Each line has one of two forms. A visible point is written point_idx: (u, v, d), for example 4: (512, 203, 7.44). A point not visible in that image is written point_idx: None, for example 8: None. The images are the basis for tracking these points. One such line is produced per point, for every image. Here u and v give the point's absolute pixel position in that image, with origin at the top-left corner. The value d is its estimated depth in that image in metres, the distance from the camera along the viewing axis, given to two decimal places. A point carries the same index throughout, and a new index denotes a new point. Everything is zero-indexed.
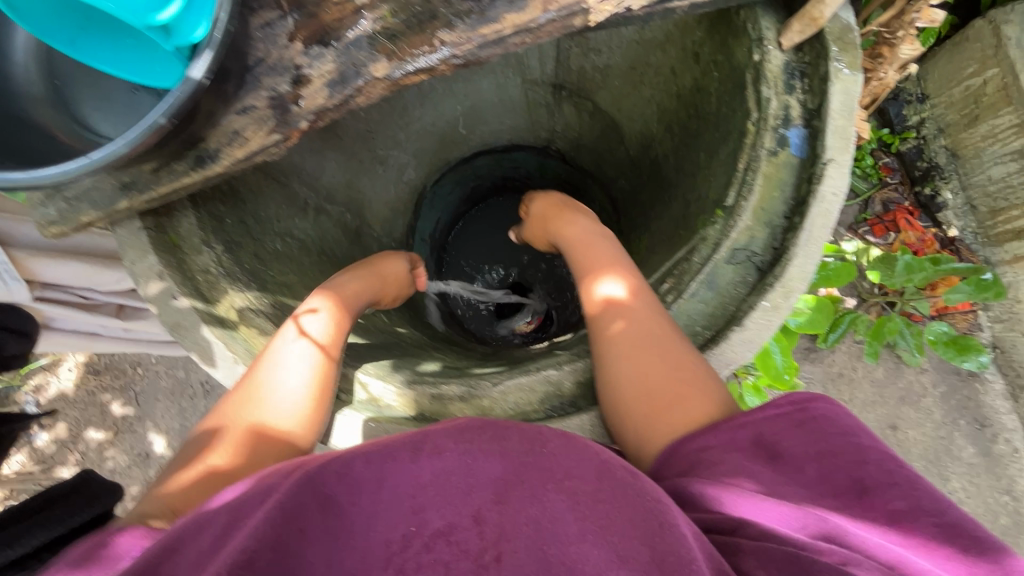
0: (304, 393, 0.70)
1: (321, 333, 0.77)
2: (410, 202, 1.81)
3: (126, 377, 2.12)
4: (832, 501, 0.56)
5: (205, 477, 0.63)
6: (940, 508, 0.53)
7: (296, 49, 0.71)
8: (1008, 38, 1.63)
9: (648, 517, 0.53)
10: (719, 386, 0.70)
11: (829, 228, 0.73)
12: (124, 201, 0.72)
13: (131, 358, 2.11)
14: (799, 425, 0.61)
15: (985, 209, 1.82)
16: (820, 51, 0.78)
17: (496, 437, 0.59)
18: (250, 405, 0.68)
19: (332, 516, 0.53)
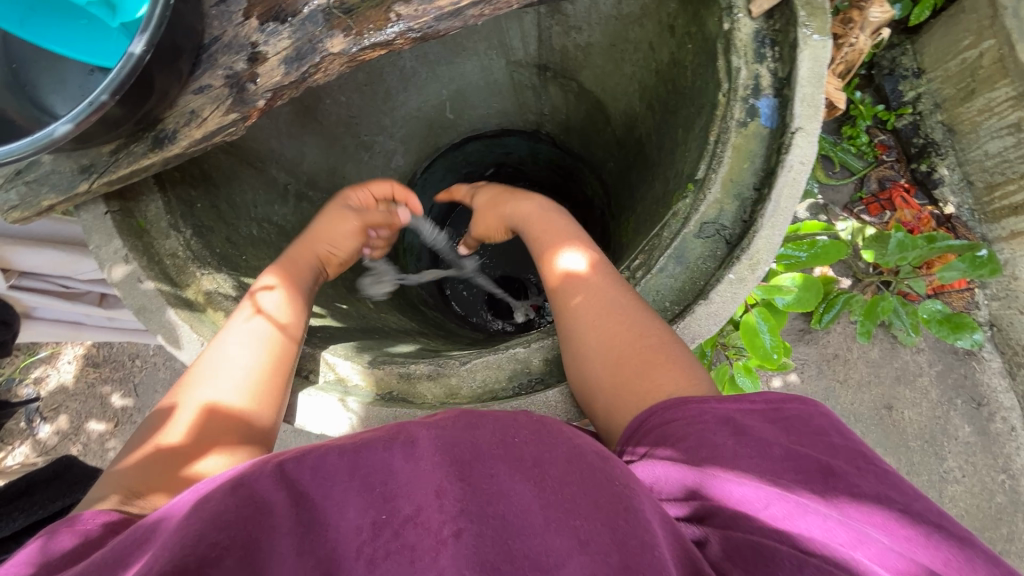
0: (259, 369, 0.70)
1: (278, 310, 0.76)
2: None
3: (124, 369, 2.13)
4: (799, 482, 0.52)
5: (160, 454, 0.63)
6: (906, 497, 0.50)
7: (251, 27, 0.70)
8: (1004, 9, 1.57)
9: (613, 500, 0.50)
10: (683, 356, 0.69)
11: (795, 198, 0.73)
12: (84, 183, 0.71)
13: (128, 350, 2.13)
14: (771, 422, 0.58)
15: (982, 184, 1.79)
16: (789, 18, 0.76)
17: (470, 423, 0.57)
18: (206, 385, 0.68)
19: (304, 508, 0.50)
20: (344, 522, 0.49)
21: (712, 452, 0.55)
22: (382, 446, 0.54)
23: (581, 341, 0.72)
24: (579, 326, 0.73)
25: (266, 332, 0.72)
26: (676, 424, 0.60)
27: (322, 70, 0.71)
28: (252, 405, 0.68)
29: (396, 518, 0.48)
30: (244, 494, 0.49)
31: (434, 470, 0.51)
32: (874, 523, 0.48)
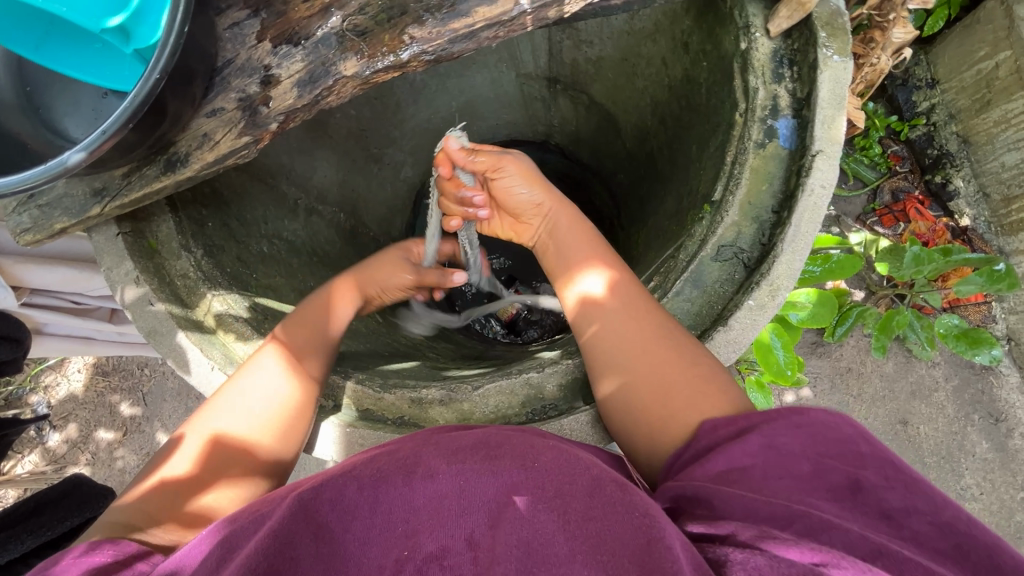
0: (279, 405, 0.69)
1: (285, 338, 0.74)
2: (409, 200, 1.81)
3: (133, 379, 2.14)
4: (826, 499, 0.50)
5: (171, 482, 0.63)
6: (936, 507, 0.49)
7: (264, 50, 0.69)
8: (1020, 19, 1.55)
9: (637, 533, 0.47)
10: (715, 388, 0.66)
11: (817, 223, 0.70)
12: (97, 206, 0.71)
13: (137, 359, 2.13)
14: (797, 430, 0.55)
15: (998, 197, 1.76)
16: (808, 38, 0.75)
17: (487, 455, 0.56)
18: (211, 415, 0.68)
19: (323, 541, 0.50)
20: (367, 560, 0.49)
21: (742, 470, 0.53)
22: (399, 481, 0.54)
23: (609, 368, 0.70)
24: (604, 351, 0.71)
25: (284, 367, 0.71)
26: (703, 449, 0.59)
27: (335, 92, 0.71)
28: (268, 440, 0.68)
29: (418, 554, 0.49)
30: (267, 533, 0.49)
31: (458, 504, 0.52)
32: (906, 541, 0.47)
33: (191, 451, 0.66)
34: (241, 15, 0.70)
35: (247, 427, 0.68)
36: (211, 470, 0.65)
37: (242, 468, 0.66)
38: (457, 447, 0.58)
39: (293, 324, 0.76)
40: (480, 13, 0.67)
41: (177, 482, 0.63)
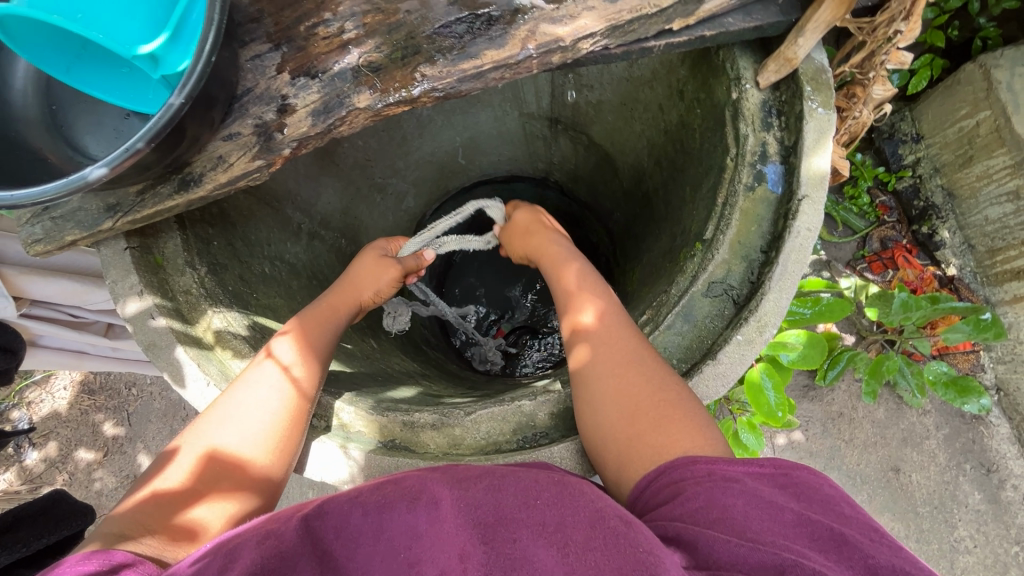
0: (273, 421, 0.69)
1: (291, 356, 0.75)
2: (409, 230, 1.84)
3: (120, 398, 2.11)
4: (812, 547, 0.50)
5: (156, 499, 0.62)
6: (922, 571, 0.48)
7: (283, 81, 0.73)
8: (998, 82, 1.63)
9: (638, 571, 0.47)
10: (700, 417, 0.67)
11: (803, 263, 0.73)
12: (109, 221, 0.74)
13: (125, 379, 2.11)
14: (780, 486, 0.56)
15: (983, 249, 1.82)
16: (795, 90, 0.79)
17: (492, 485, 0.57)
18: (204, 428, 0.68)
19: (326, 568, 0.50)
20: None
21: (721, 512, 0.53)
22: (404, 506, 0.54)
23: (590, 391, 0.72)
24: (587, 376, 0.73)
25: (281, 385, 0.71)
26: (682, 483, 0.58)
27: (347, 122, 0.74)
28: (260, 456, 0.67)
29: None
30: (268, 549, 0.51)
31: (457, 532, 0.51)
32: None
33: (184, 464, 0.65)
34: (264, 49, 0.74)
35: (238, 442, 0.67)
36: (203, 483, 0.64)
37: (234, 482, 0.66)
38: (461, 476, 0.59)
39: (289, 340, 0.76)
40: (488, 56, 0.72)
41: (168, 496, 0.63)
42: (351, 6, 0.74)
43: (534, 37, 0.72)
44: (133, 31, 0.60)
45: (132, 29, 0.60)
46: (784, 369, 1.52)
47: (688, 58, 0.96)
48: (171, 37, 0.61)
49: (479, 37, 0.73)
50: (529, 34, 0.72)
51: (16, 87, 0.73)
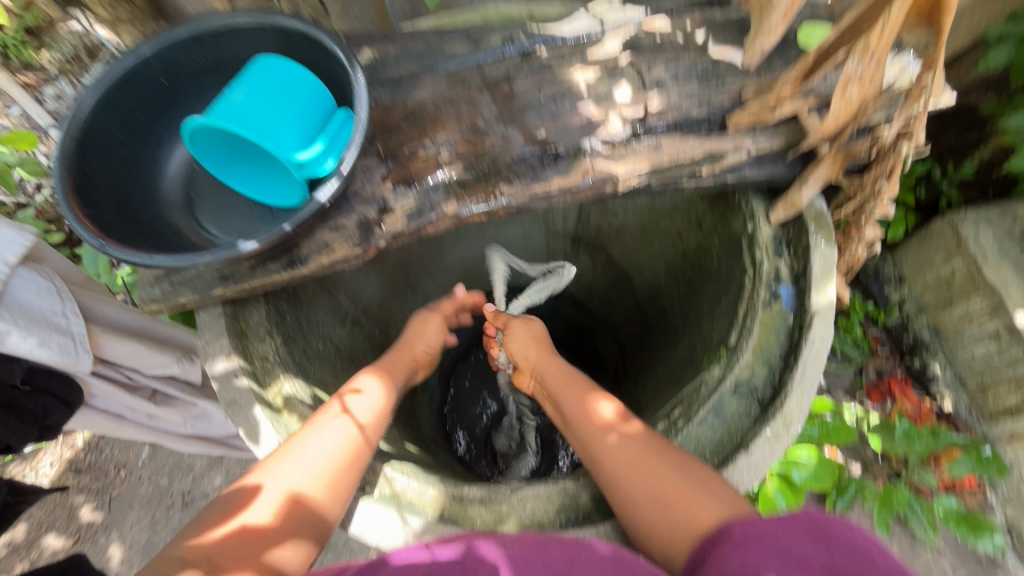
0: (343, 466, 0.75)
1: (362, 412, 0.82)
2: None
3: (105, 480, 1.98)
4: None
5: (241, 535, 0.66)
6: None
7: (386, 187, 0.90)
8: (966, 237, 1.85)
9: None
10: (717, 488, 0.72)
11: (819, 368, 0.84)
12: (221, 288, 0.85)
13: (116, 459, 1.99)
14: (811, 540, 0.59)
15: (974, 385, 1.94)
16: (800, 227, 0.96)
17: (538, 545, 0.63)
18: (281, 470, 0.72)
19: None
20: None
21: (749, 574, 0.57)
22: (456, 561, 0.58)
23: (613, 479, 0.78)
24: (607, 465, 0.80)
25: (346, 434, 0.78)
26: (719, 548, 0.63)
27: (434, 224, 0.90)
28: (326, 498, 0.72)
29: None
30: None
31: None
32: None
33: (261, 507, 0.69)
34: (373, 162, 0.91)
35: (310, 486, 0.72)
36: (277, 524, 0.68)
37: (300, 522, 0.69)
38: (512, 539, 0.64)
39: (361, 392, 0.85)
40: (555, 182, 0.90)
41: (251, 534, 0.66)
42: (447, 137, 0.93)
43: (592, 171, 0.90)
44: (291, 143, 0.78)
45: (292, 141, 0.78)
46: (795, 488, 1.55)
47: (706, 197, 1.15)
48: (320, 149, 0.80)
49: (548, 168, 0.91)
50: (588, 169, 0.91)
51: (169, 175, 0.91)
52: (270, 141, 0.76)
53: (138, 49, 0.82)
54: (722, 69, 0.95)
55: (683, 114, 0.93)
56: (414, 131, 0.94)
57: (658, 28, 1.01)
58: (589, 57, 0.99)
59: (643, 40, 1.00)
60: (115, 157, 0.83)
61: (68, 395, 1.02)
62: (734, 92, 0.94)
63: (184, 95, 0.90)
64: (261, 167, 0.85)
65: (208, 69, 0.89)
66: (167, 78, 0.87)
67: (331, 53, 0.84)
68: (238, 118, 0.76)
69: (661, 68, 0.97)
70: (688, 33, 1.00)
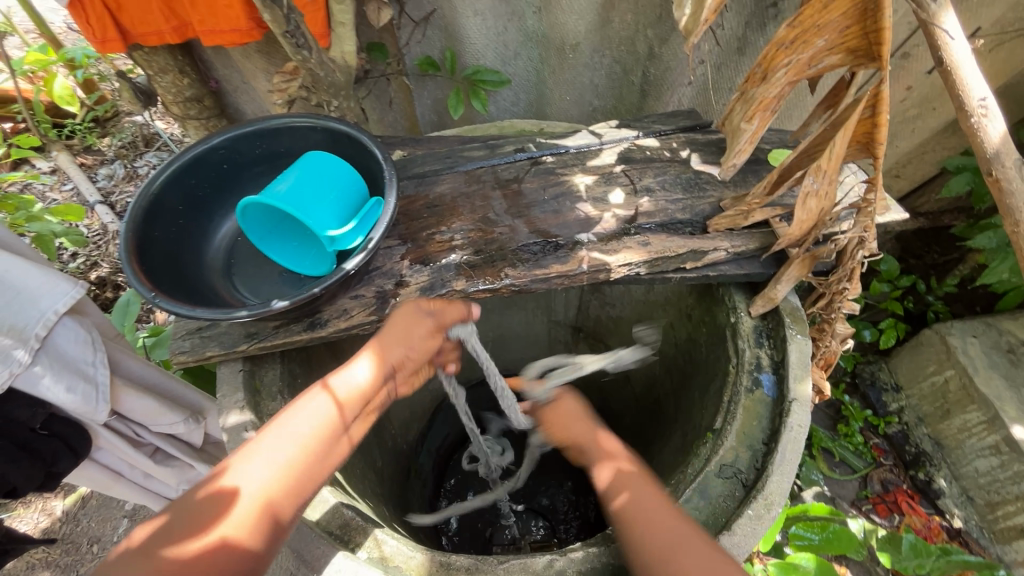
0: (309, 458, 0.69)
1: (345, 390, 0.75)
2: (430, 410, 1.97)
3: (76, 555, 1.78)
4: None
5: (212, 548, 0.59)
6: None
7: (404, 264, 1.01)
8: (954, 347, 1.92)
9: None
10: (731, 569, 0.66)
11: (798, 452, 0.88)
12: (245, 344, 0.93)
13: (94, 530, 1.82)
14: None
15: (982, 501, 1.88)
16: (778, 321, 1.04)
17: None
18: (249, 469, 0.66)
19: None
20: None
21: None
22: None
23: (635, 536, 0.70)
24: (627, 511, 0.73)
25: (314, 425, 0.71)
26: None
27: (444, 298, 0.99)
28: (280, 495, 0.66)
29: None
30: None
31: None
32: None
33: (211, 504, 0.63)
34: (394, 243, 1.03)
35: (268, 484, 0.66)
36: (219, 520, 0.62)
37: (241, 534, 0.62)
38: None
39: (347, 367, 0.77)
40: (555, 267, 1.01)
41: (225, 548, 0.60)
42: (461, 225, 1.06)
43: (589, 259, 1.01)
44: (327, 221, 0.90)
45: (327, 220, 0.91)
46: None
47: (695, 291, 1.25)
48: (350, 228, 0.92)
49: (549, 255, 1.02)
50: (585, 257, 1.01)
51: (215, 243, 1.03)
52: (310, 219, 0.89)
53: (210, 139, 0.98)
54: (703, 181, 1.10)
55: (669, 216, 1.07)
56: (432, 218, 1.07)
57: (648, 146, 1.18)
58: (589, 165, 1.15)
59: (635, 155, 1.16)
60: (173, 224, 0.96)
61: (78, 443, 1.06)
62: (713, 200, 1.08)
63: (237, 177, 1.05)
64: (296, 240, 0.98)
65: (262, 158, 1.05)
66: (227, 163, 1.02)
67: (369, 150, 0.99)
68: (285, 198, 0.89)
69: (650, 178, 1.12)
70: (673, 152, 1.17)
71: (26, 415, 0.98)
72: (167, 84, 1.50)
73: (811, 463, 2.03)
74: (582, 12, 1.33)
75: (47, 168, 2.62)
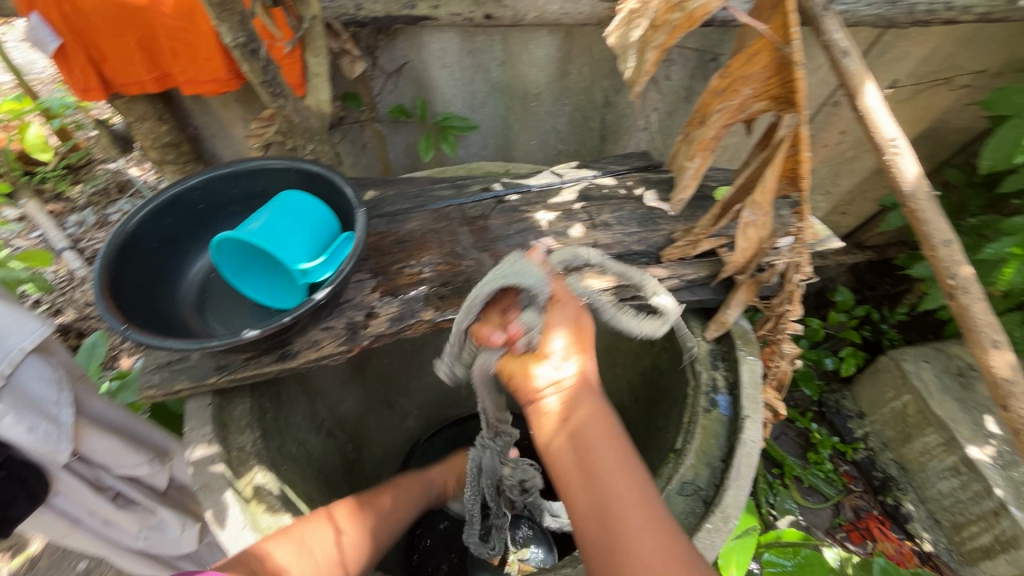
0: (325, 567, 0.82)
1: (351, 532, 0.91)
2: (404, 449, 1.96)
3: None
4: None
5: None
6: None
7: (374, 296, 1.05)
8: (908, 371, 2.01)
9: None
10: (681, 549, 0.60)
11: (752, 466, 0.92)
12: (214, 376, 0.95)
13: None
14: None
15: (949, 523, 1.93)
16: (731, 344, 1.11)
17: None
18: (279, 561, 0.77)
19: None
20: None
21: None
22: None
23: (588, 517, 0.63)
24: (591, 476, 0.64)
25: (327, 556, 0.83)
26: None
27: (413, 328, 1.03)
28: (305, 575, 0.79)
29: None
30: None
31: None
32: None
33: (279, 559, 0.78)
34: (364, 277, 1.08)
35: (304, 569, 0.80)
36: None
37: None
38: None
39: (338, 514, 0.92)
40: None
41: None
42: (430, 258, 1.11)
43: None
44: (298, 254, 0.95)
45: (299, 253, 0.96)
46: None
47: None
48: (321, 261, 0.97)
49: None
50: None
51: (188, 279, 1.06)
52: (283, 252, 0.93)
53: (186, 180, 1.03)
54: (656, 216, 1.18)
55: (625, 248, 1.14)
56: (402, 252, 1.12)
57: (605, 185, 1.27)
58: (551, 202, 1.23)
59: (594, 193, 1.25)
60: (146, 261, 0.99)
61: (35, 487, 1.04)
62: (666, 233, 1.16)
63: (210, 216, 1.08)
64: (264, 273, 1.01)
65: (235, 198, 1.10)
66: (202, 203, 1.06)
67: (339, 189, 1.05)
68: (259, 232, 0.93)
69: (608, 213, 1.20)
70: (629, 189, 1.26)
71: None
72: (146, 130, 1.55)
73: (784, 492, 2.06)
74: (542, 65, 1.44)
75: (15, 215, 2.61)
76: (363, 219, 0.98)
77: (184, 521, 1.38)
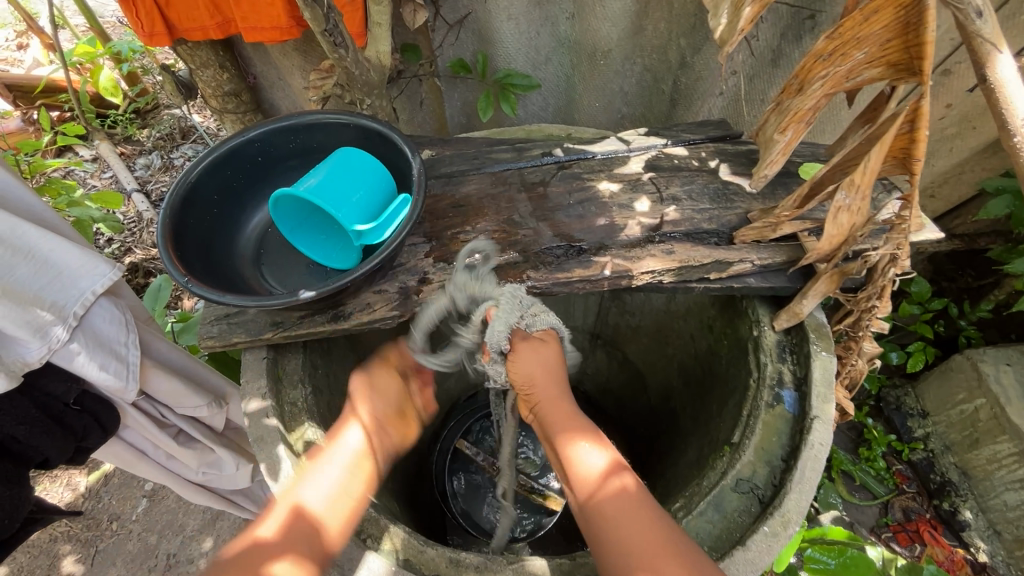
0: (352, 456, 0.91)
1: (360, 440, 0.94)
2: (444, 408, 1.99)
3: (96, 530, 1.84)
4: None
5: (251, 546, 0.74)
6: None
7: (428, 262, 1.02)
8: (986, 374, 1.84)
9: None
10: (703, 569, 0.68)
11: (818, 470, 0.86)
12: (270, 332, 0.96)
13: (115, 507, 1.88)
14: None
15: (1011, 536, 1.81)
16: (802, 336, 1.03)
17: None
18: (305, 487, 0.83)
19: None
20: None
21: None
22: None
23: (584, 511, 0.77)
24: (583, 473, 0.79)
25: (348, 462, 0.90)
26: None
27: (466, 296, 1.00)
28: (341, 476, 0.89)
29: None
30: None
31: None
32: None
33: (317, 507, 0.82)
34: (419, 240, 1.05)
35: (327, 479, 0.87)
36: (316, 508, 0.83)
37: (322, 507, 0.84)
38: None
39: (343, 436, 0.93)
40: (577, 272, 1.01)
41: (267, 543, 0.74)
42: (486, 225, 1.07)
43: (611, 265, 1.01)
44: (354, 216, 0.93)
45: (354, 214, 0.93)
46: None
47: (718, 302, 1.24)
48: (376, 224, 0.94)
49: (571, 259, 1.03)
50: (607, 262, 1.01)
51: (246, 232, 1.06)
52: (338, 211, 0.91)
53: (246, 132, 1.01)
54: (732, 192, 1.09)
55: (695, 226, 1.06)
56: (458, 217, 1.08)
57: (676, 154, 1.18)
58: (616, 171, 1.15)
59: (663, 163, 1.16)
60: (207, 213, 0.99)
61: (107, 421, 1.10)
62: (741, 211, 1.07)
63: (269, 171, 1.07)
64: (322, 232, 0.99)
65: (293, 152, 1.08)
66: (261, 155, 1.05)
67: (398, 148, 1.01)
68: (314, 189, 0.91)
69: (677, 186, 1.12)
70: (702, 161, 1.16)
71: (60, 390, 1.01)
72: (207, 77, 1.55)
73: (830, 486, 1.98)
74: (616, 20, 1.32)
75: (89, 155, 2.73)
76: (422, 181, 0.94)
77: (238, 461, 1.46)
